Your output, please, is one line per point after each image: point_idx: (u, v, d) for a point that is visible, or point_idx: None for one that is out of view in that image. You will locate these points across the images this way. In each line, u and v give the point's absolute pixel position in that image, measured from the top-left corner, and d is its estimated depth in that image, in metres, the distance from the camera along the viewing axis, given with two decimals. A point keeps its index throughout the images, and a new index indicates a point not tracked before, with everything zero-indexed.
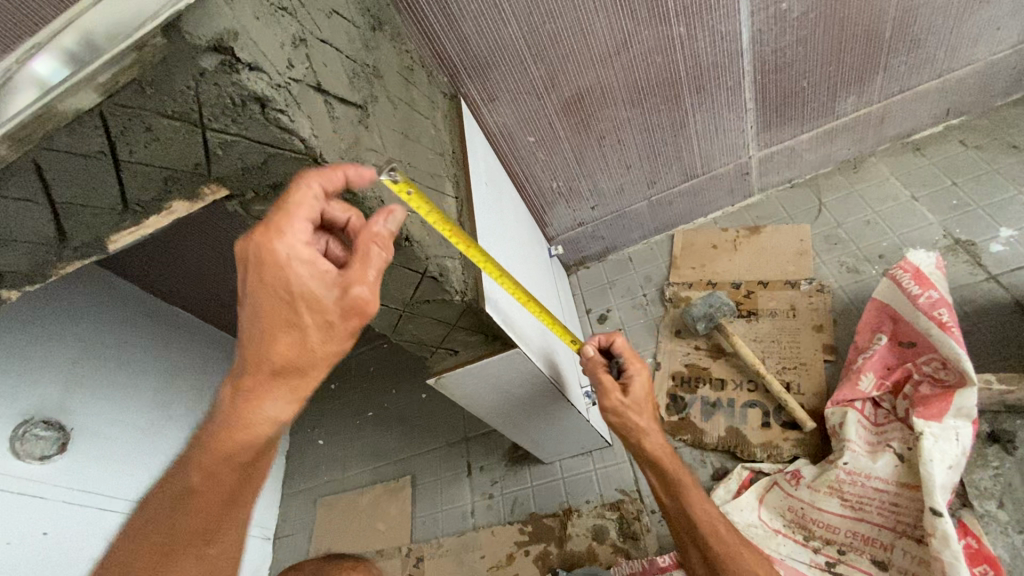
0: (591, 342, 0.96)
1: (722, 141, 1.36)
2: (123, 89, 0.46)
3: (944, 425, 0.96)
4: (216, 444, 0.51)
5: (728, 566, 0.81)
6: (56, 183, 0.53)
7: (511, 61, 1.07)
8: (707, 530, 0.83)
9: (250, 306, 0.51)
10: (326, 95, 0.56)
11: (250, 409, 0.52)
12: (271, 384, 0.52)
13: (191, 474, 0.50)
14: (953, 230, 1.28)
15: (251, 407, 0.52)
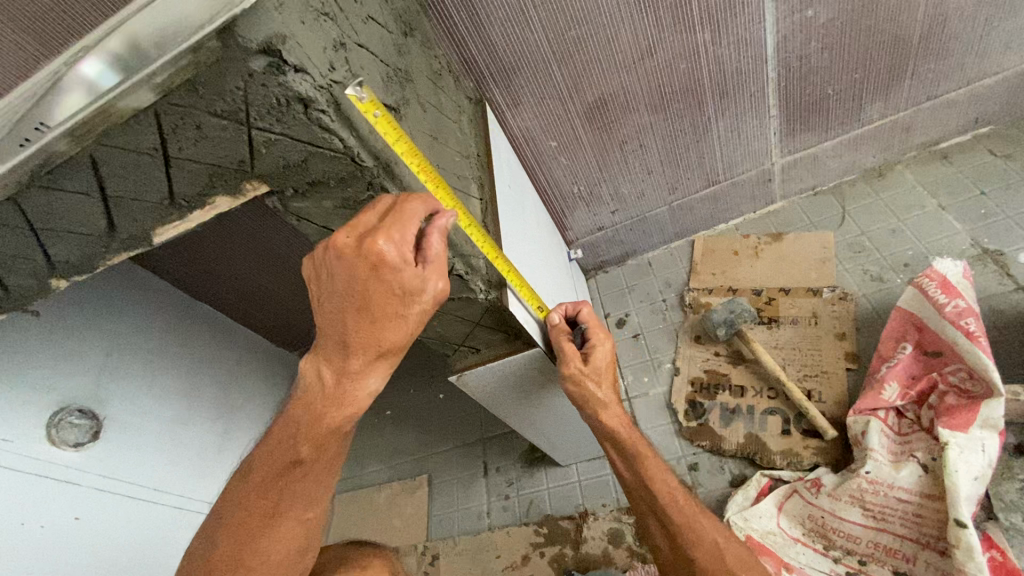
0: (557, 310, 0.93)
1: (745, 148, 1.36)
2: (177, 90, 0.48)
3: (969, 437, 0.94)
4: (308, 431, 0.62)
5: (687, 536, 0.81)
6: (111, 178, 0.56)
7: (536, 67, 1.09)
8: (664, 499, 0.84)
9: (360, 312, 0.58)
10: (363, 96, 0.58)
11: (336, 403, 0.62)
12: (352, 383, 0.62)
13: (287, 454, 0.62)
14: (981, 239, 1.27)
15: (337, 403, 0.62)
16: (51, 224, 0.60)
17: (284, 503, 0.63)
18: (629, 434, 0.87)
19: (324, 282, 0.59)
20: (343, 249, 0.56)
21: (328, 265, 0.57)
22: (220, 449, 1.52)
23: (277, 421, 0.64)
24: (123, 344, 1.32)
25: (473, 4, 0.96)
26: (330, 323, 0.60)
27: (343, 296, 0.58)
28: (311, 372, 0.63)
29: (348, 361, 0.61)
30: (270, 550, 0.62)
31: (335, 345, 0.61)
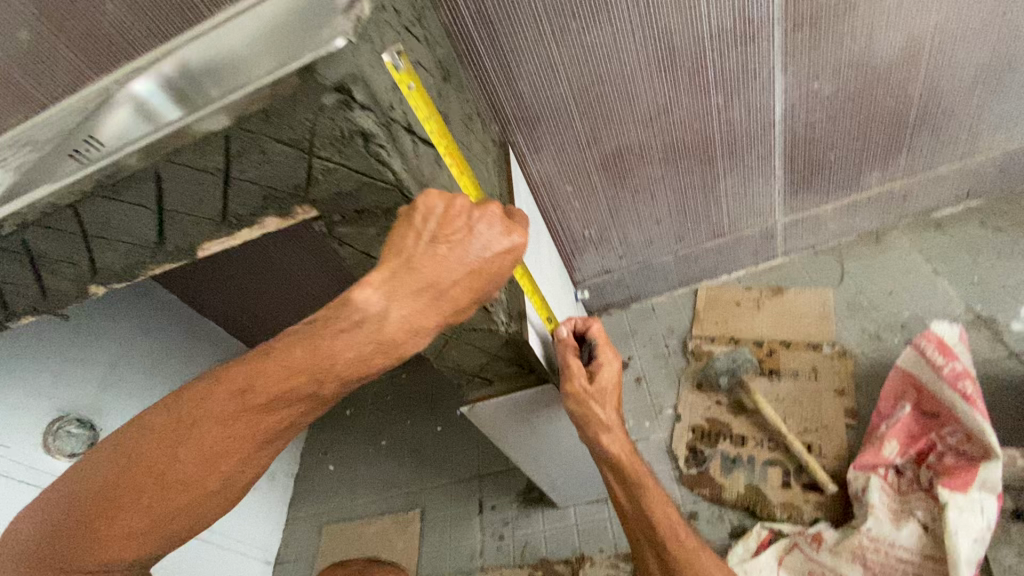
0: (565, 325, 0.93)
1: (750, 204, 1.42)
2: (251, 117, 0.52)
3: (968, 498, 0.96)
4: (222, 420, 0.48)
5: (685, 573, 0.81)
6: (170, 193, 0.59)
7: (558, 117, 1.15)
8: (668, 537, 0.83)
9: (457, 280, 0.55)
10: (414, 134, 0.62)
11: (265, 396, 0.49)
12: (292, 379, 0.49)
13: (188, 439, 0.48)
14: (975, 306, 1.32)
15: (270, 398, 0.49)
16: (103, 232, 0.63)
17: (161, 494, 0.48)
18: (632, 462, 0.87)
19: (447, 224, 0.55)
20: (486, 220, 0.58)
21: (463, 220, 0.56)
22: None
23: (190, 389, 0.50)
24: (127, 356, 1.32)
25: (505, 56, 1.03)
26: (431, 262, 0.53)
27: (465, 254, 0.55)
28: (364, 308, 0.51)
29: (300, 354, 0.49)
30: (128, 537, 0.49)
31: (416, 287, 0.53)
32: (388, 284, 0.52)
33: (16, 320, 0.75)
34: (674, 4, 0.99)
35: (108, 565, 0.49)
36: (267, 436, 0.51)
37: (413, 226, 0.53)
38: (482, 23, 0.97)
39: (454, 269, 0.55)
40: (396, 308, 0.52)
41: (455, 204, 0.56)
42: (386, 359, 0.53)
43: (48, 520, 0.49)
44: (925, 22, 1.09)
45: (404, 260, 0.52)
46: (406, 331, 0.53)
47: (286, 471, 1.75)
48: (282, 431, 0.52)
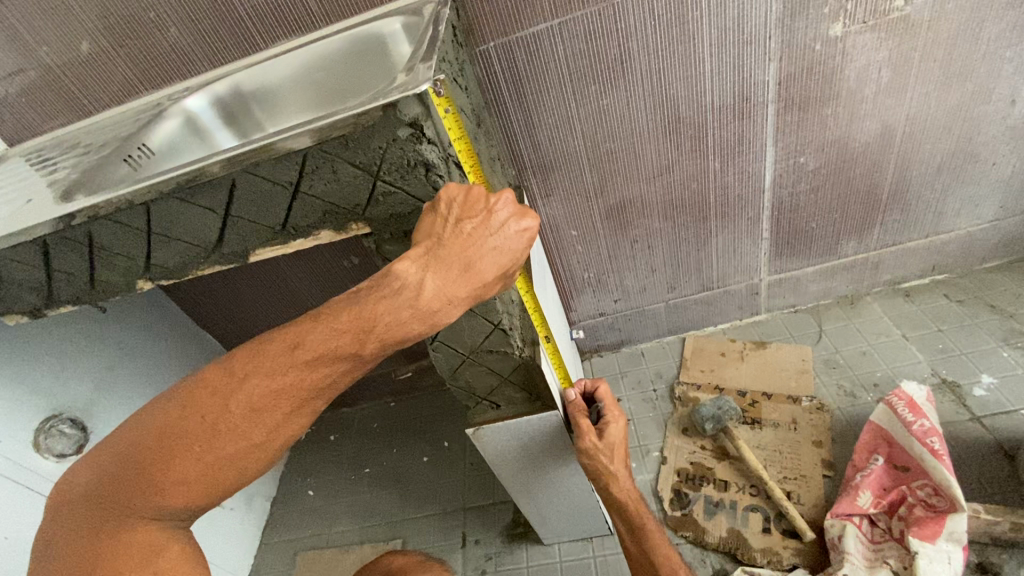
0: (576, 387, 1.00)
1: (738, 262, 1.53)
2: (331, 141, 0.59)
3: (937, 548, 1.03)
4: (271, 375, 0.51)
5: None
6: (240, 201, 0.65)
7: (571, 167, 1.26)
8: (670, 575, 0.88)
9: (475, 260, 0.58)
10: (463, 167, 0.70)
11: (312, 354, 0.51)
12: (336, 339, 0.51)
13: (239, 391, 0.51)
14: (940, 370, 1.42)
15: (315, 356, 0.51)
16: (166, 231, 0.69)
17: (211, 442, 0.51)
18: (638, 508, 0.92)
19: (469, 207, 0.59)
20: (506, 204, 0.61)
21: (483, 202, 0.60)
22: None
23: (244, 348, 0.52)
24: (125, 360, 1.31)
25: (529, 109, 1.14)
26: (458, 239, 0.58)
27: (487, 233, 0.59)
28: (404, 278, 0.54)
29: (344, 317, 0.52)
30: (182, 483, 0.51)
31: (448, 261, 0.56)
32: (423, 259, 0.56)
33: (63, 305, 0.81)
34: (682, 77, 1.12)
35: (163, 507, 0.53)
36: (310, 394, 0.53)
37: (440, 212, 0.59)
38: (512, 79, 1.08)
39: (480, 245, 0.58)
40: (431, 277, 0.55)
41: (474, 189, 0.61)
42: (422, 326, 0.55)
43: (110, 464, 0.53)
44: (897, 114, 1.24)
45: (434, 240, 0.57)
46: (441, 300, 0.55)
47: (264, 494, 1.71)
48: (323, 392, 0.54)
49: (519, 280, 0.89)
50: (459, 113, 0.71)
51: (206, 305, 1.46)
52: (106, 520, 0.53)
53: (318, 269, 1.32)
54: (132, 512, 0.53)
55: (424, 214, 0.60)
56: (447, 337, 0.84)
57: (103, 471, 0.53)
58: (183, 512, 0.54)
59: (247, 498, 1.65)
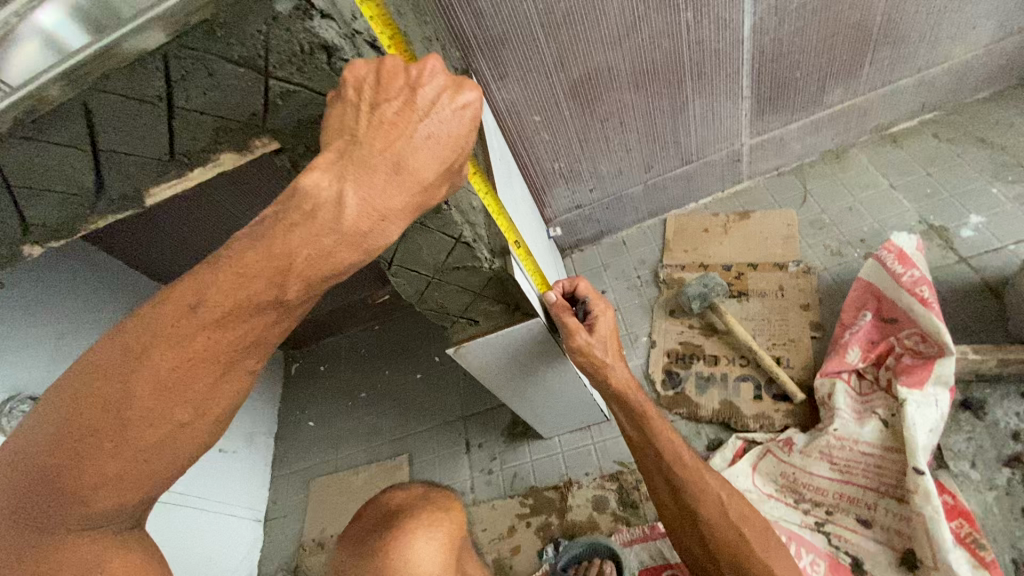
0: (556, 288, 0.92)
1: (718, 128, 1.42)
2: (192, 32, 0.45)
3: (924, 393, 1.04)
4: (175, 344, 0.41)
5: (692, 494, 0.82)
6: (105, 129, 0.51)
7: (524, 38, 1.09)
8: (670, 459, 0.84)
9: (414, 157, 0.44)
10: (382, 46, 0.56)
11: (218, 311, 0.41)
12: (244, 289, 0.41)
13: (140, 370, 0.41)
14: (928, 216, 1.37)
15: (224, 314, 0.41)
16: (28, 181, 0.55)
17: (125, 433, 0.43)
18: (636, 396, 0.88)
19: (385, 87, 0.45)
20: (435, 83, 0.46)
21: (401, 77, 0.45)
22: None
23: (133, 317, 0.42)
24: (75, 324, 1.21)
25: None
26: (380, 131, 0.43)
27: (415, 119, 0.44)
28: (317, 193, 0.42)
29: (251, 259, 0.40)
30: (107, 481, 0.44)
31: (368, 161, 0.43)
32: (338, 165, 0.43)
33: None
34: None
35: (97, 508, 0.46)
36: (231, 357, 0.43)
37: (347, 98, 0.45)
38: None
39: (409, 134, 0.44)
40: (352, 189, 0.42)
41: (389, 62, 0.45)
42: (356, 254, 0.43)
43: (13, 474, 0.45)
44: None
45: (348, 136, 0.43)
46: (369, 217, 0.43)
47: (264, 431, 1.72)
48: (250, 350, 0.44)
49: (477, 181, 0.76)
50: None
51: (151, 252, 1.34)
52: (36, 528, 0.47)
53: (260, 199, 1.19)
54: (64, 518, 0.47)
55: (330, 106, 0.45)
56: (405, 258, 0.75)
57: (7, 489, 0.45)
58: (125, 508, 0.48)
59: (248, 438, 1.66)
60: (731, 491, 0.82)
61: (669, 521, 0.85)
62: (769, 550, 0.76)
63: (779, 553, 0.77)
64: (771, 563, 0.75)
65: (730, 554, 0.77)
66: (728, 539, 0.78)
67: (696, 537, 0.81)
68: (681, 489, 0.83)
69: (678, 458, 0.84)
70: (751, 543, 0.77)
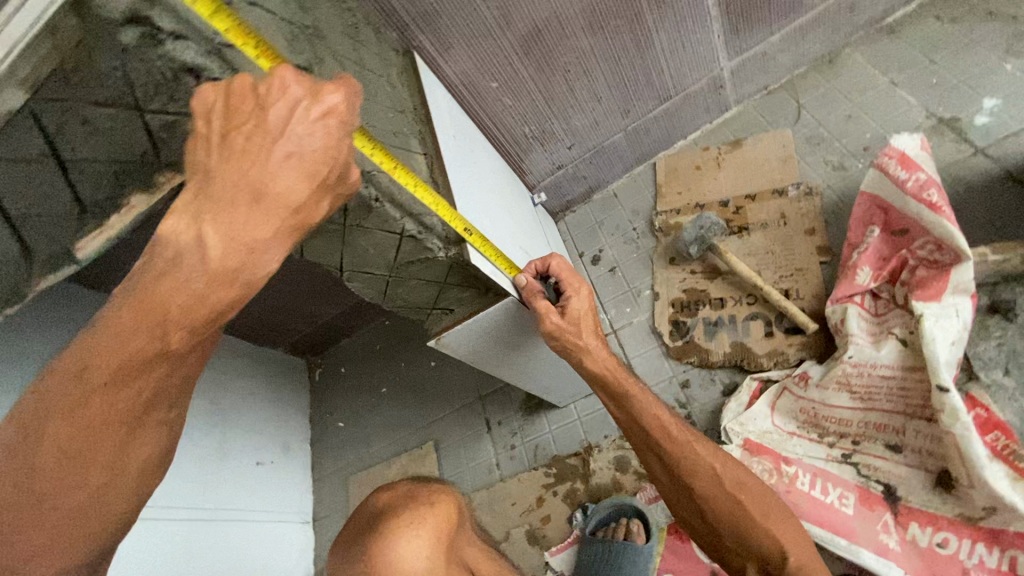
0: (528, 270, 0.89)
1: (691, 56, 1.32)
2: (49, 83, 0.49)
3: (942, 305, 0.95)
4: (72, 409, 0.45)
5: (683, 469, 0.82)
6: (5, 193, 0.57)
7: (459, 3, 1.02)
8: (660, 437, 0.84)
9: (276, 176, 0.45)
10: None
11: (106, 370, 0.45)
12: (125, 346, 0.45)
13: (42, 443, 0.45)
14: (936, 109, 1.25)
15: (112, 372, 0.45)
16: None
17: (43, 503, 0.45)
18: (617, 377, 0.86)
19: (236, 111, 0.45)
20: (286, 100, 0.45)
21: (249, 99, 0.45)
22: (221, 456, 1.49)
23: (32, 394, 0.46)
24: None
25: None
26: (232, 161, 0.44)
27: (270, 140, 0.44)
28: (179, 238, 0.44)
29: (127, 317, 0.44)
30: (31, 560, 0.46)
31: (225, 198, 0.44)
32: (195, 205, 0.44)
33: None
34: None
35: None
36: (133, 411, 0.47)
37: (199, 133, 0.45)
38: None
39: (264, 160, 0.44)
40: (211, 226, 0.43)
41: (237, 83, 0.45)
42: (233, 290, 0.45)
43: None
44: None
45: (201, 172, 0.45)
46: (237, 251, 0.44)
47: (299, 437, 1.79)
48: (152, 400, 0.48)
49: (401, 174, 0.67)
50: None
51: None
52: None
53: None
54: None
55: (188, 144, 0.45)
56: (355, 263, 0.74)
57: None
58: None
59: (284, 447, 1.73)
60: (710, 454, 0.83)
61: (668, 499, 0.85)
62: (768, 516, 0.78)
63: (779, 517, 0.78)
64: (771, 529, 0.77)
65: (729, 521, 0.79)
66: (725, 506, 0.79)
67: (697, 512, 0.82)
68: (677, 463, 0.83)
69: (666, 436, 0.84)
70: (749, 509, 0.78)
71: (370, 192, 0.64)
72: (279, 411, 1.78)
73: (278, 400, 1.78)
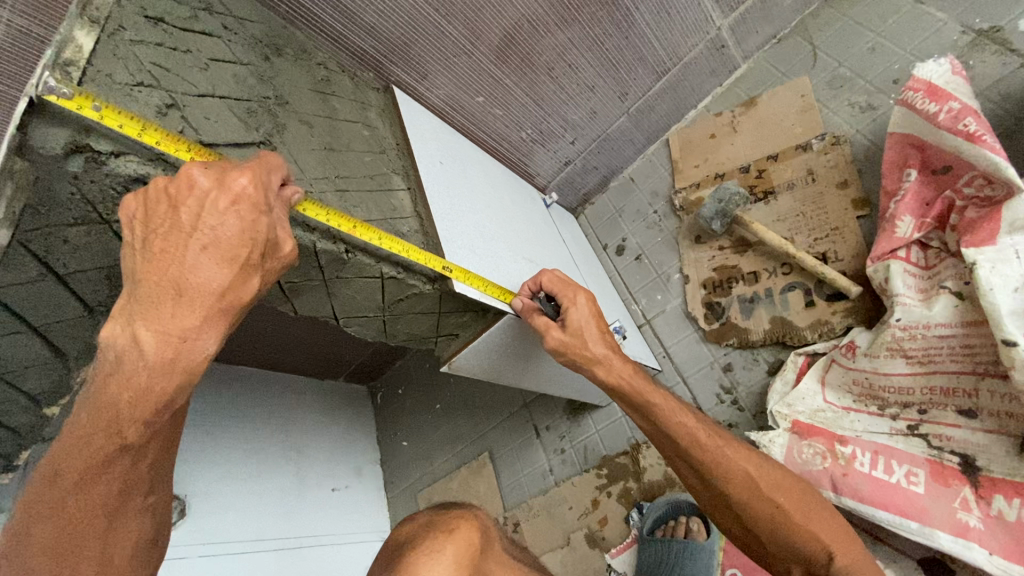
0: (523, 293, 0.88)
1: (682, 23, 1.25)
2: (25, 218, 0.50)
3: (998, 249, 0.83)
4: (54, 510, 0.48)
5: (718, 473, 0.77)
6: (26, 311, 0.59)
7: (426, 31, 1.02)
8: (689, 444, 0.79)
9: (199, 268, 0.48)
10: (210, 146, 0.63)
11: (77, 471, 0.48)
12: (90, 445, 0.48)
13: (33, 545, 0.48)
14: (973, 21, 1.10)
15: (82, 472, 0.48)
16: (7, 365, 0.64)
17: None
18: (634, 385, 0.82)
19: (153, 216, 0.49)
20: (195, 197, 0.49)
21: (163, 202, 0.49)
22: (299, 489, 1.60)
23: (21, 500, 0.50)
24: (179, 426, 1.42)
25: None
26: (151, 264, 0.48)
27: (185, 237, 0.49)
28: (117, 342, 0.47)
29: (88, 419, 0.48)
30: None
31: (150, 297, 0.47)
32: (128, 310, 0.48)
33: (19, 454, 0.79)
34: None
35: None
36: (111, 504, 0.50)
37: (126, 243, 0.49)
38: None
39: (184, 256, 0.48)
40: (142, 327, 0.47)
41: (149, 191, 0.49)
42: (174, 380, 0.48)
43: None
44: None
45: (131, 278, 0.49)
46: (171, 343, 0.47)
47: (370, 461, 1.89)
48: (126, 491, 0.50)
49: (365, 228, 0.70)
50: (144, 108, 0.58)
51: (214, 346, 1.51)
52: None
53: None
54: None
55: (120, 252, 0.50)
56: (346, 310, 0.77)
57: None
58: None
59: (356, 472, 1.83)
60: (742, 456, 0.78)
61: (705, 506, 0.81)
62: (808, 515, 0.75)
63: (819, 517, 0.75)
64: (814, 528, 0.74)
65: (768, 526, 0.75)
66: (764, 513, 0.75)
67: (732, 517, 0.78)
68: (709, 469, 0.78)
69: (696, 441, 0.79)
70: (790, 513, 0.74)
71: (339, 247, 0.67)
72: (349, 439, 1.88)
73: (345, 429, 1.88)
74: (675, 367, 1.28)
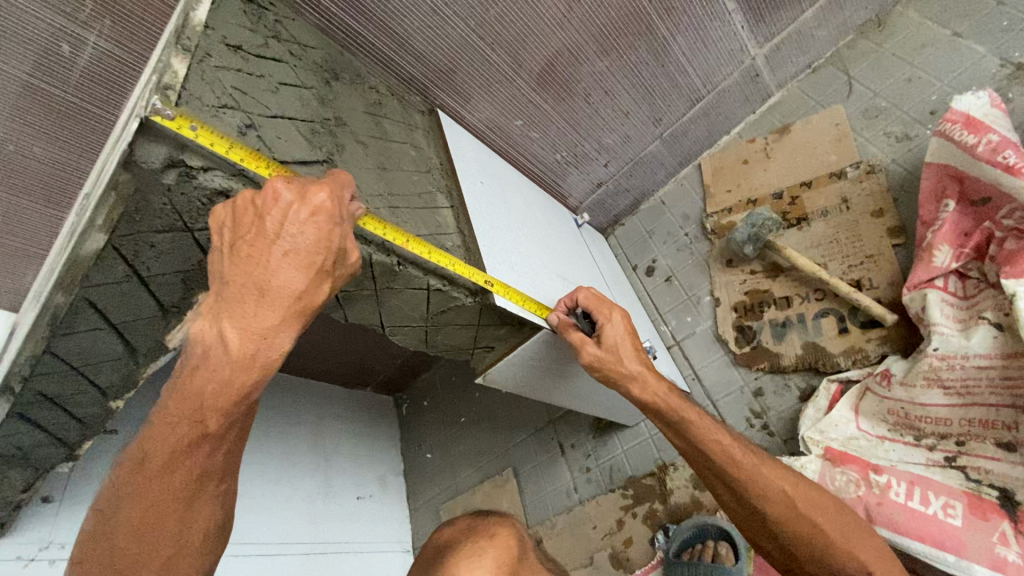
0: (559, 309, 0.89)
1: (717, 53, 1.29)
2: (120, 224, 0.56)
3: None
4: (139, 492, 0.52)
5: (751, 491, 0.78)
6: (110, 309, 0.65)
7: (471, 58, 1.08)
8: (725, 462, 0.79)
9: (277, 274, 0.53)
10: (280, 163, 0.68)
11: (161, 456, 0.52)
12: (175, 432, 0.53)
13: (119, 525, 0.52)
14: (1013, 55, 1.11)
15: (165, 457, 0.52)
16: (86, 359, 0.70)
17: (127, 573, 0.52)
18: (668, 403, 0.84)
19: (240, 225, 0.54)
20: (279, 207, 0.53)
21: (250, 211, 0.53)
22: (326, 496, 1.63)
23: (107, 484, 0.54)
24: None
25: (388, 24, 0.97)
26: (239, 268, 0.53)
27: (269, 243, 0.53)
28: (205, 337, 0.53)
29: (174, 408, 0.53)
30: None
31: (235, 297, 0.53)
32: (216, 310, 0.53)
33: (83, 445, 0.84)
34: None
35: None
36: (189, 488, 0.54)
37: (216, 246, 0.54)
38: (347, 4, 0.92)
39: (266, 262, 0.53)
40: (227, 324, 0.52)
41: (237, 200, 0.54)
42: (252, 374, 0.53)
43: None
44: None
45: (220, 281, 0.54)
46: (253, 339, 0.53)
47: (394, 471, 1.92)
48: (202, 478, 0.55)
49: (414, 242, 0.74)
50: (228, 128, 0.64)
51: None
52: None
53: None
54: None
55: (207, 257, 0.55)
56: (392, 320, 0.81)
57: None
58: None
59: (381, 482, 1.86)
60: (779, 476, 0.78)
61: (739, 523, 0.81)
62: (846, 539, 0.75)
63: (862, 537, 0.75)
64: (856, 551, 0.74)
65: (804, 543, 0.75)
66: (803, 532, 0.75)
67: (772, 540, 0.78)
68: (744, 488, 0.78)
69: (730, 459, 0.79)
70: (829, 533, 0.75)
71: (390, 258, 0.71)
72: (375, 449, 1.91)
73: (371, 439, 1.91)
74: (704, 390, 1.29)
